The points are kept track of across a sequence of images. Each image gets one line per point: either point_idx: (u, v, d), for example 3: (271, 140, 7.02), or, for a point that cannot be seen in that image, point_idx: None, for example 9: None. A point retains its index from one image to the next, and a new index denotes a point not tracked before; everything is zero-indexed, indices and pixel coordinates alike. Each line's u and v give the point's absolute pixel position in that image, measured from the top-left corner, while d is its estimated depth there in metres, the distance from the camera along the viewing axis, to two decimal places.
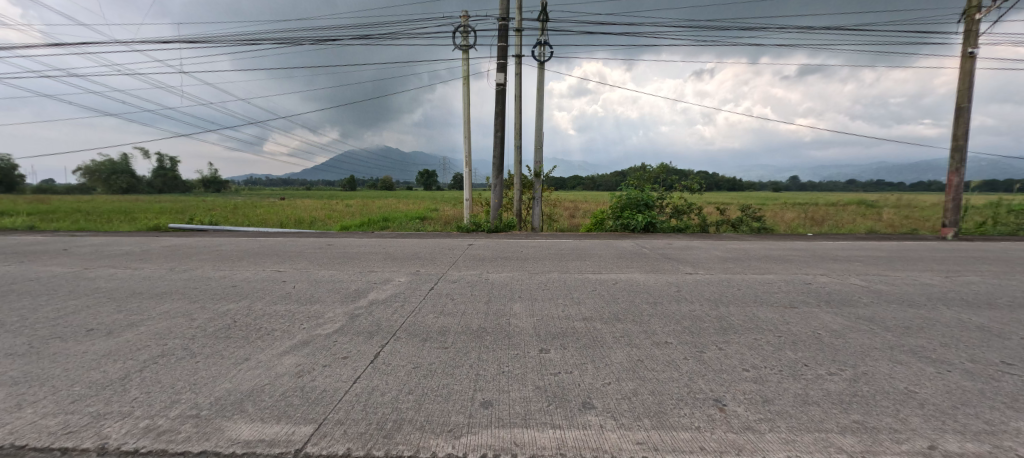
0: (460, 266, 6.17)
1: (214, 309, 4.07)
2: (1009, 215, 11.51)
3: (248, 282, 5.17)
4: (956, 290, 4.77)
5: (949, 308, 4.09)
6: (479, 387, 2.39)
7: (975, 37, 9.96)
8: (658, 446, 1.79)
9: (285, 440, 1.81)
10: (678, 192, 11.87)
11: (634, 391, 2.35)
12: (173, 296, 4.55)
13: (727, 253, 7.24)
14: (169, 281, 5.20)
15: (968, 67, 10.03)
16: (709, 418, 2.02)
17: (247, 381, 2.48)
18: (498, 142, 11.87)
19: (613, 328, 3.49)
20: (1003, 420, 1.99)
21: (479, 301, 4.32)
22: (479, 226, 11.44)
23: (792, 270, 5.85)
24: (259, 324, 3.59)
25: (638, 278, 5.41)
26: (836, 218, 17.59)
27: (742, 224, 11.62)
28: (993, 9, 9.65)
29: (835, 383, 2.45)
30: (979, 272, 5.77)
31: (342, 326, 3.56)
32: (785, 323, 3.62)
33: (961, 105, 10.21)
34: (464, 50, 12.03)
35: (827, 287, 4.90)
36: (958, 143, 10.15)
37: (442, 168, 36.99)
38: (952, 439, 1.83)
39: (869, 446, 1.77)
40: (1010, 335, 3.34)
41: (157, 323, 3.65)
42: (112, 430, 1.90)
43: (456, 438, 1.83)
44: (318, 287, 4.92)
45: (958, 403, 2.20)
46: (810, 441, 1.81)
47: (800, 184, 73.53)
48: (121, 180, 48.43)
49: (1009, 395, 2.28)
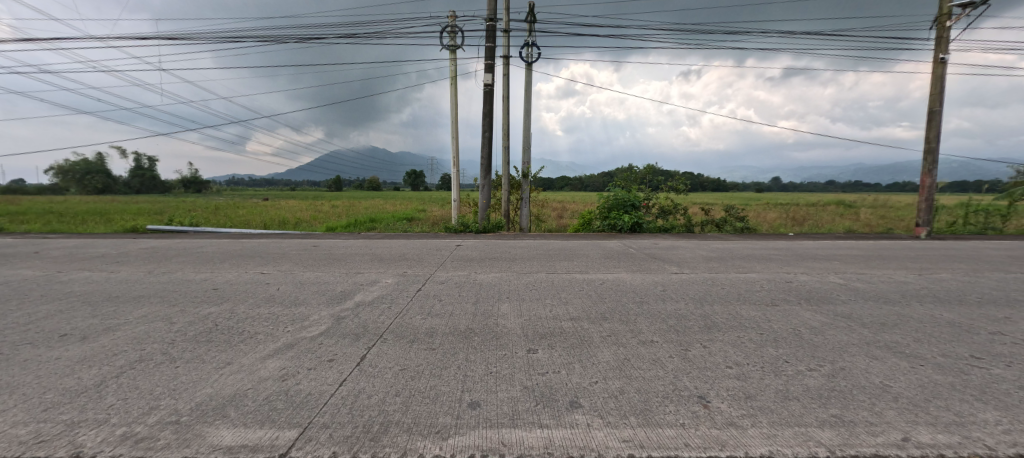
0: (448, 267, 6.13)
1: (196, 312, 3.97)
2: (976, 215, 11.98)
3: (230, 284, 5.07)
4: (930, 288, 4.96)
5: (922, 305, 4.25)
6: (466, 388, 2.38)
7: (946, 44, 10.35)
8: (644, 443, 1.82)
9: (268, 445, 1.78)
10: (664, 193, 11.99)
11: (621, 389, 2.37)
12: (152, 299, 4.43)
13: (711, 253, 7.31)
14: (147, 285, 5.06)
15: (939, 72, 10.39)
16: (693, 415, 2.06)
17: (230, 386, 2.43)
18: (486, 142, 11.81)
19: (601, 327, 3.52)
20: (972, 412, 2.07)
21: (466, 301, 4.32)
22: (467, 226, 11.41)
23: (774, 268, 6.01)
24: (242, 327, 3.54)
25: (624, 277, 5.47)
26: (816, 218, 18.21)
27: (726, 224, 11.82)
28: (964, 16, 10.03)
29: (814, 378, 2.53)
30: (950, 270, 6.01)
31: (327, 329, 3.50)
32: (767, 321, 3.70)
33: (933, 108, 10.58)
34: (452, 50, 11.96)
35: (807, 285, 5.03)
36: (930, 146, 10.53)
37: (433, 168, 37.50)
38: (924, 431, 1.90)
39: (847, 439, 1.82)
40: (979, 330, 3.49)
41: (134, 328, 3.55)
42: (88, 438, 1.84)
43: (444, 440, 1.83)
44: (304, 289, 4.85)
45: (931, 396, 2.29)
46: (790, 435, 1.86)
47: (782, 185, 75.32)
48: (97, 180, 46.80)
49: (978, 388, 2.39)
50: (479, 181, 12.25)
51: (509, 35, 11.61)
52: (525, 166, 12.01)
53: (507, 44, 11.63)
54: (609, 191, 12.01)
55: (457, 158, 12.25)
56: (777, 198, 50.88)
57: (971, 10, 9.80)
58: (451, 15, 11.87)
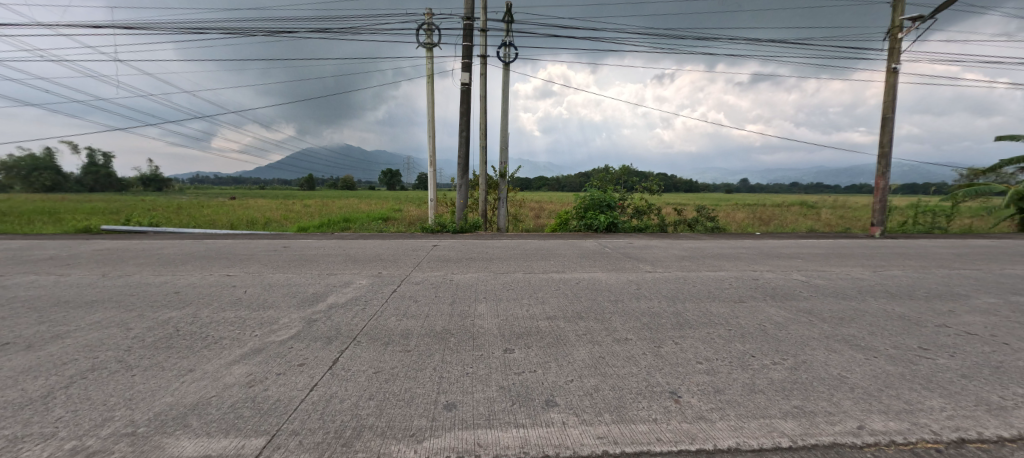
0: (424, 267, 6.06)
1: (155, 317, 3.77)
2: (924, 215, 12.83)
3: (194, 287, 4.83)
4: (883, 283, 5.27)
5: (876, 300, 4.52)
6: (442, 390, 2.36)
7: (898, 54, 11.03)
8: (618, 439, 1.85)
9: (233, 455, 1.71)
10: (639, 193, 12.26)
11: (596, 387, 2.41)
12: (106, 304, 4.17)
13: (684, 252, 7.53)
14: (101, 289, 4.76)
15: (892, 81, 11.06)
16: (665, 410, 2.12)
17: (192, 394, 2.32)
18: (463, 141, 11.73)
19: (576, 326, 3.56)
20: (919, 400, 2.22)
21: (443, 302, 4.28)
22: (444, 226, 11.30)
23: (741, 267, 6.24)
24: (206, 332, 3.38)
25: (600, 276, 5.56)
26: (781, 218, 19.04)
27: (698, 224, 12.18)
28: (913, 29, 10.72)
29: (778, 371, 2.64)
30: (901, 267, 6.41)
31: (298, 332, 3.39)
32: (735, 317, 3.84)
33: (887, 115, 11.24)
34: (428, 49, 11.81)
35: (772, 282, 5.25)
36: (885, 150, 11.18)
37: (410, 168, 36.96)
38: (877, 418, 2.01)
39: (808, 429, 1.91)
40: (926, 323, 3.74)
41: (86, 335, 3.33)
42: (31, 454, 1.71)
43: (419, 443, 1.80)
44: (273, 291, 4.68)
45: (883, 385, 2.43)
46: (755, 427, 1.93)
47: (751, 186, 78.38)
48: (45, 176, 43.57)
49: (925, 377, 2.56)
50: (456, 181, 12.15)
51: (487, 35, 11.57)
52: (503, 166, 12.01)
53: (485, 43, 11.60)
54: (586, 191, 12.16)
55: (434, 158, 12.12)
56: (745, 199, 52.94)
57: (920, 23, 10.48)
58: (428, 12, 11.72)
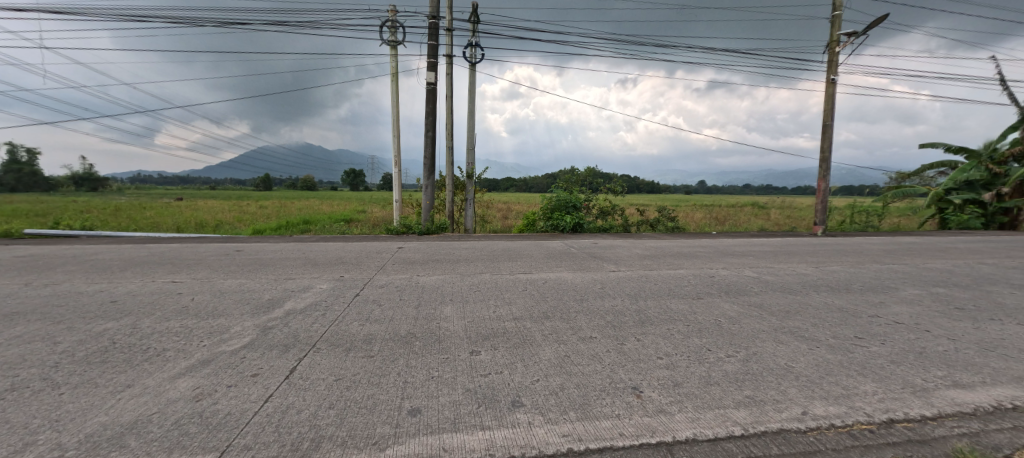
0: (389, 270, 5.91)
1: (88, 329, 3.44)
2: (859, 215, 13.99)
3: (133, 296, 4.46)
4: (824, 278, 5.70)
5: (818, 293, 4.88)
6: (406, 395, 2.31)
7: (836, 67, 11.96)
8: (582, 436, 1.88)
9: None
10: (604, 195, 12.57)
11: (561, 386, 2.44)
12: (28, 316, 3.76)
13: (646, 251, 7.79)
14: (21, 300, 4.28)
15: (831, 91, 11.98)
16: (627, 405, 2.18)
17: (130, 411, 2.14)
18: (429, 141, 11.56)
19: (542, 326, 3.60)
20: (855, 385, 2.42)
21: (407, 305, 4.19)
22: (409, 228, 11.07)
23: (699, 265, 6.54)
24: (148, 344, 3.13)
25: (566, 276, 5.65)
26: (735, 218, 20.18)
27: (659, 224, 12.65)
28: (849, 44, 11.65)
29: (732, 363, 2.79)
30: (840, 262, 6.96)
31: (251, 341, 3.20)
32: (693, 313, 4.02)
33: (826, 123, 12.16)
34: (393, 46, 11.54)
35: (727, 279, 5.54)
36: (825, 154, 12.09)
37: (375, 168, 36.08)
38: (819, 404, 2.17)
39: (758, 417, 2.03)
40: (860, 313, 4.08)
41: (2, 352, 2.98)
42: None
43: (382, 451, 1.75)
44: (224, 298, 4.40)
45: (824, 373, 2.62)
46: (711, 418, 2.03)
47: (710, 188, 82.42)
48: None
49: (860, 363, 2.79)
50: (423, 181, 11.95)
51: (453, 34, 11.46)
52: (471, 166, 11.95)
53: (450, 43, 11.48)
54: (552, 192, 12.32)
55: (399, 158, 11.87)
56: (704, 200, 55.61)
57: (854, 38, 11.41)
58: (391, 9, 11.45)
